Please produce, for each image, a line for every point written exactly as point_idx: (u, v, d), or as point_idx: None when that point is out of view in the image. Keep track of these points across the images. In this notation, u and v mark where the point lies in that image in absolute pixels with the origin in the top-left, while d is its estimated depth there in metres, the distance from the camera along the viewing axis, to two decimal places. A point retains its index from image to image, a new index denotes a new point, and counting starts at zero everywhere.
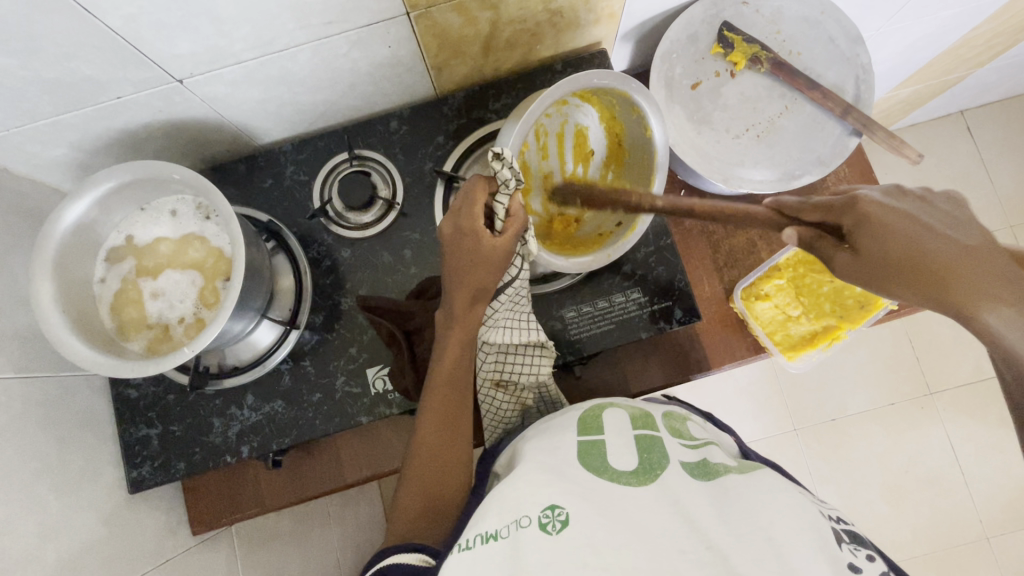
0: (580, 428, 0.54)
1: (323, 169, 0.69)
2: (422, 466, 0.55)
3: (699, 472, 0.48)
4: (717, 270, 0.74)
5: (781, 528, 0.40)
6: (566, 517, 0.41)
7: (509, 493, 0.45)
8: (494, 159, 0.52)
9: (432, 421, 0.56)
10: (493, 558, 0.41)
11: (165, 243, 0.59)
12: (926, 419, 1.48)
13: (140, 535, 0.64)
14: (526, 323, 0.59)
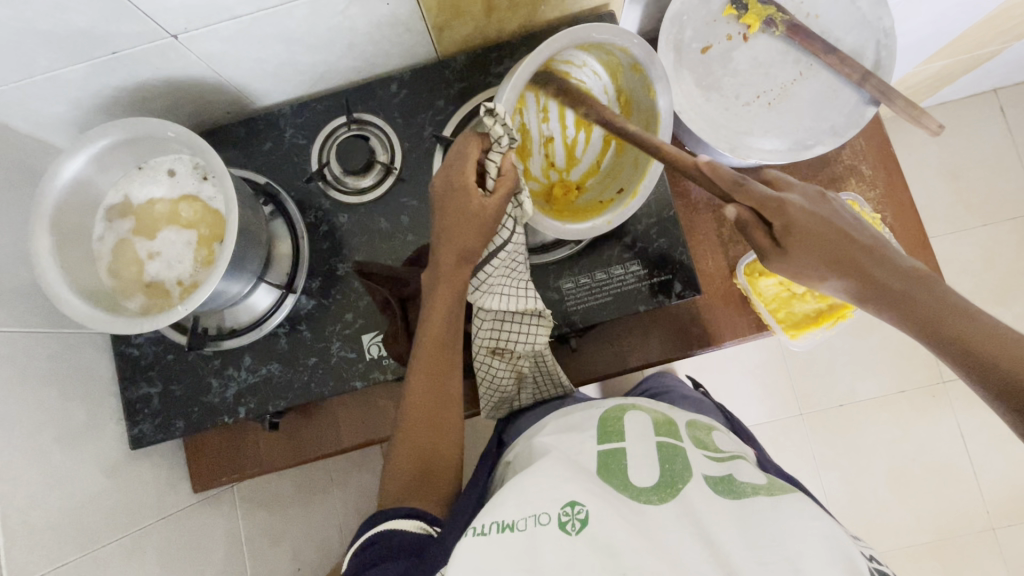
0: (601, 436, 0.57)
1: (322, 133, 0.68)
2: (415, 424, 0.57)
3: (722, 489, 0.48)
4: (722, 245, 0.71)
5: (809, 561, 0.39)
6: (585, 515, 0.44)
7: (530, 491, 0.48)
8: (485, 114, 0.51)
9: (422, 383, 0.57)
10: (508, 548, 0.43)
11: (162, 202, 0.58)
12: (937, 408, 1.45)
13: (141, 489, 0.66)
14: (524, 291, 0.58)
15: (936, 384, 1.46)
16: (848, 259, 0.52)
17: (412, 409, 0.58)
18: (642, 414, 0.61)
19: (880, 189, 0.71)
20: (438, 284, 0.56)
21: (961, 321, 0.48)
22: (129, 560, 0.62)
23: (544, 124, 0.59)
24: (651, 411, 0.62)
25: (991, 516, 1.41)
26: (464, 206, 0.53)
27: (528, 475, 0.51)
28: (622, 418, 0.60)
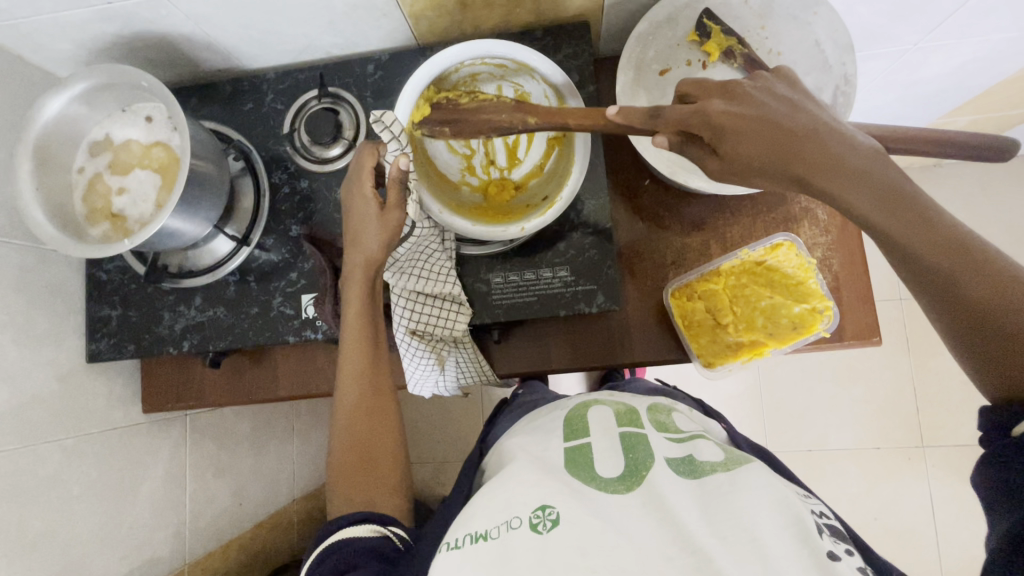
0: (568, 435, 0.55)
1: (299, 100, 0.73)
2: (353, 416, 0.61)
3: (684, 469, 0.48)
4: (664, 266, 0.72)
5: (764, 527, 0.39)
6: (556, 516, 0.42)
7: (500, 494, 0.46)
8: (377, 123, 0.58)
9: (352, 378, 0.62)
10: (480, 554, 0.41)
11: (136, 144, 0.64)
12: (910, 472, 1.41)
13: (90, 399, 0.73)
14: (440, 274, 0.65)
15: (914, 447, 1.42)
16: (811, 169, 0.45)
17: (346, 404, 0.62)
18: (606, 407, 0.59)
19: (833, 235, 0.70)
20: (350, 284, 0.62)
21: (948, 252, 0.43)
22: (66, 460, 0.69)
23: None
24: (612, 403, 0.60)
25: None
26: (367, 213, 0.59)
27: (494, 481, 0.50)
28: (587, 415, 0.58)
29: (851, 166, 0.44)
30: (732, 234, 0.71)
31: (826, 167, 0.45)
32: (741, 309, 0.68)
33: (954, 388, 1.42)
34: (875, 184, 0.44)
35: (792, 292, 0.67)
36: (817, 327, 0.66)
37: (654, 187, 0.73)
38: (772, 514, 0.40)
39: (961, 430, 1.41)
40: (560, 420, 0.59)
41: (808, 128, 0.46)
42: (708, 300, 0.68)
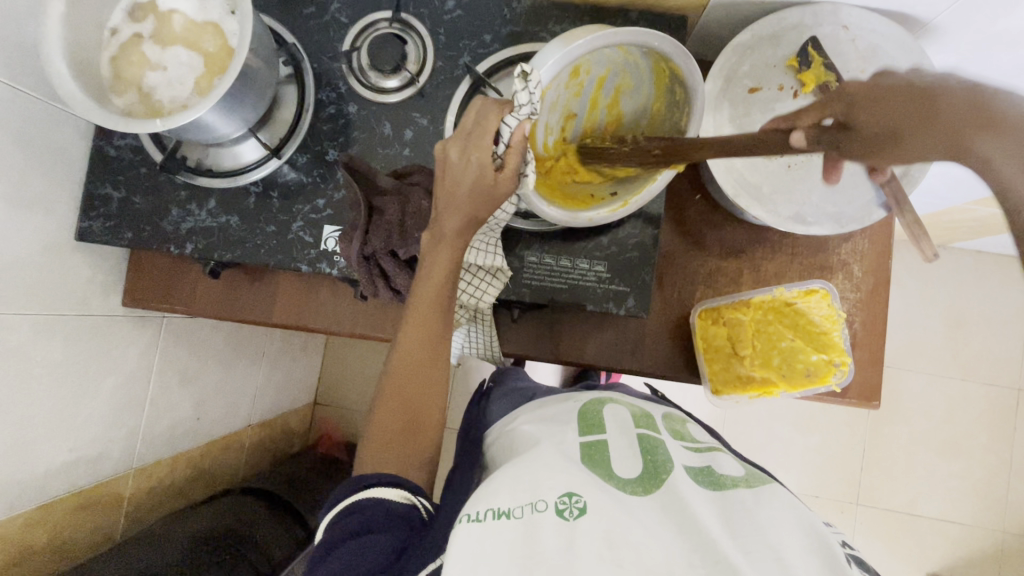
0: (582, 425, 0.54)
1: (365, 18, 0.67)
2: (403, 382, 0.56)
3: (704, 480, 0.48)
4: (693, 284, 0.71)
5: (791, 550, 0.39)
6: (584, 505, 0.42)
7: (525, 474, 0.45)
8: (517, 76, 0.48)
9: (413, 344, 0.57)
10: (505, 535, 0.41)
11: (182, 17, 0.58)
12: (840, 523, 1.48)
13: (70, 279, 0.68)
14: (490, 248, 0.61)
15: (850, 502, 1.49)
16: (953, 138, 0.39)
17: (398, 365, 0.57)
18: (621, 407, 0.58)
19: (862, 294, 0.71)
20: (436, 245, 0.55)
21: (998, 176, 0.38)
22: (35, 337, 0.64)
23: (573, 99, 0.59)
24: (628, 404, 0.59)
25: None
26: (487, 180, 0.52)
27: (514, 461, 0.49)
28: (603, 411, 0.56)
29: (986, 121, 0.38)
30: (765, 270, 0.71)
31: (965, 121, 0.39)
32: (760, 345, 0.68)
33: (898, 456, 1.50)
34: None
35: (813, 339, 0.68)
36: (829, 379, 0.67)
37: (703, 203, 0.71)
38: (798, 538, 0.40)
39: (894, 496, 1.49)
40: (575, 411, 0.57)
41: (974, 100, 0.39)
42: (732, 327, 0.67)
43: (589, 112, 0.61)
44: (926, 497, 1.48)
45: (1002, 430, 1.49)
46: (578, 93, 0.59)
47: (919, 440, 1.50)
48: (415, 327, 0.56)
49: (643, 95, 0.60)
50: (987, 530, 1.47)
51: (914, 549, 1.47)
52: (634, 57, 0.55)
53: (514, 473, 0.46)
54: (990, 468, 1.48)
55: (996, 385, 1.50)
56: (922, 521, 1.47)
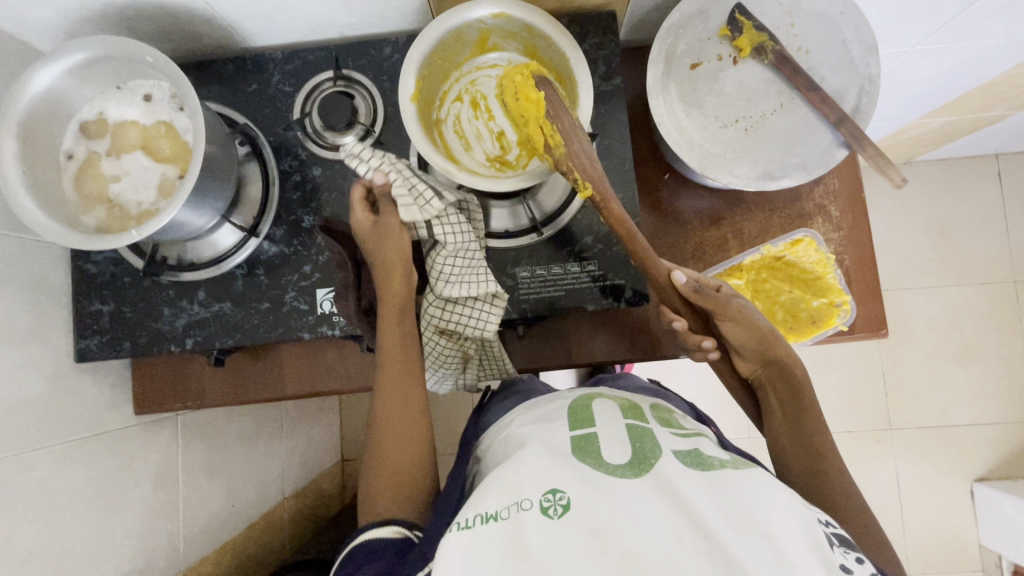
0: (571, 421, 0.55)
1: (308, 83, 0.69)
2: (383, 437, 0.58)
3: (691, 461, 0.48)
4: (683, 261, 0.73)
5: (780, 525, 0.40)
6: (567, 502, 0.42)
7: (511, 476, 0.46)
8: (349, 151, 0.60)
9: (383, 401, 0.59)
10: (495, 540, 0.41)
11: (134, 124, 0.59)
12: (878, 452, 1.50)
13: (78, 402, 0.68)
14: (479, 278, 0.61)
15: (883, 429, 1.51)
16: (763, 342, 0.63)
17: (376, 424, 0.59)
18: (608, 399, 0.60)
19: (844, 231, 0.72)
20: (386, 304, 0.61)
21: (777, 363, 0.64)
22: (56, 468, 0.64)
23: (490, 122, 0.63)
24: (615, 397, 0.61)
25: (909, 561, 1.47)
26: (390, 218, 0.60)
27: (502, 464, 0.49)
28: (591, 404, 0.58)
29: (758, 339, 0.63)
30: (750, 230, 0.73)
31: (769, 349, 0.63)
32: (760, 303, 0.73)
33: (918, 374, 1.52)
34: (770, 353, 0.63)
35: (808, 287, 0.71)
36: (835, 320, 0.70)
37: (672, 181, 0.73)
38: (785, 514, 0.41)
39: (923, 413, 1.51)
40: (560, 407, 0.59)
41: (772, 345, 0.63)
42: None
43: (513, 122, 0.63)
44: (954, 407, 1.50)
45: (1011, 325, 1.51)
46: (490, 115, 0.63)
47: (934, 352, 1.52)
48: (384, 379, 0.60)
49: None
50: (1018, 424, 1.49)
51: (953, 459, 1.49)
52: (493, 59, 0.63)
53: (501, 476, 0.47)
54: (1008, 364, 1.51)
55: (993, 283, 1.52)
56: (958, 431, 1.50)
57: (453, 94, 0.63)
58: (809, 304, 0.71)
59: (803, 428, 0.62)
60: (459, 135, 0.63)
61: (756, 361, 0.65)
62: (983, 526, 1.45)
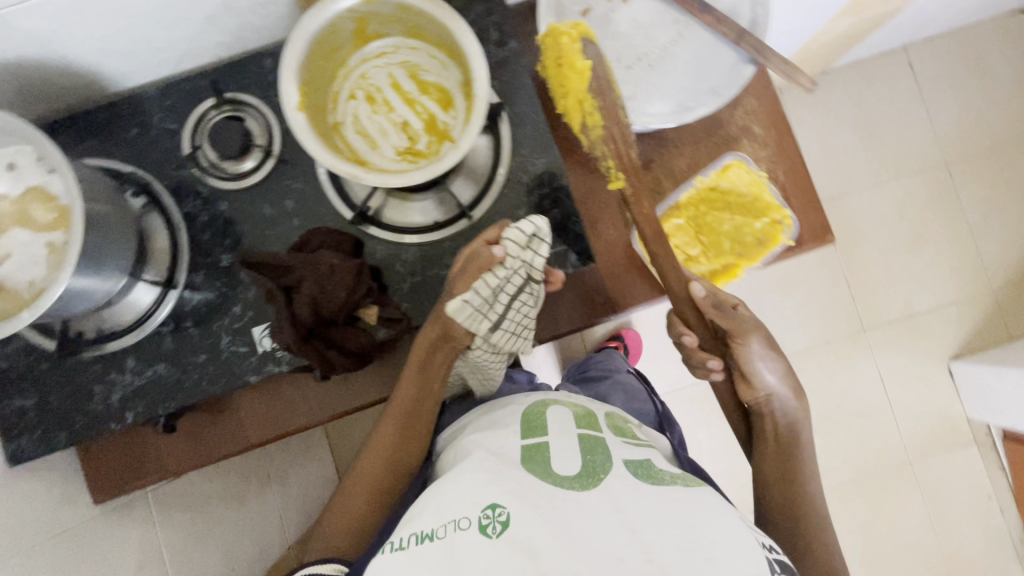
0: (524, 428, 0.56)
1: (191, 115, 0.64)
2: (361, 480, 0.60)
3: (641, 473, 0.51)
4: (624, 214, 0.70)
5: (721, 552, 0.43)
6: (505, 518, 0.45)
7: (449, 496, 0.49)
8: (529, 234, 0.58)
9: (381, 447, 0.61)
10: (427, 559, 0.45)
11: (4, 199, 0.53)
12: (858, 354, 1.55)
13: (25, 507, 0.63)
14: (521, 330, 0.62)
15: (857, 332, 1.55)
16: (783, 361, 0.66)
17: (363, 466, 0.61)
18: (563, 406, 0.60)
19: (772, 147, 0.72)
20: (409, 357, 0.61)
21: (793, 390, 0.65)
22: None
23: (392, 114, 0.60)
24: (570, 404, 0.61)
25: (908, 449, 1.52)
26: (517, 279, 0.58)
27: (445, 478, 0.53)
28: (545, 412, 0.58)
29: (778, 360, 0.65)
30: (681, 166, 0.72)
31: (789, 375, 0.65)
32: (706, 238, 0.73)
33: (878, 272, 1.56)
34: (794, 384, 0.65)
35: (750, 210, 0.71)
36: (781, 237, 0.70)
37: None
38: (730, 543, 0.44)
39: (890, 307, 1.56)
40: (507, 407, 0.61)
41: (786, 368, 0.66)
42: (672, 233, 0.71)
43: (415, 108, 0.60)
44: (917, 294, 1.56)
45: (952, 205, 1.57)
46: (390, 107, 0.60)
47: (888, 248, 1.57)
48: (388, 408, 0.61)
49: (430, 54, 0.59)
50: (978, 297, 1.55)
51: (927, 344, 1.55)
52: (378, 45, 0.59)
53: (444, 491, 0.50)
54: (957, 243, 1.56)
55: (927, 170, 1.57)
56: (925, 317, 1.55)
57: (345, 92, 0.59)
58: (754, 226, 0.71)
59: (786, 454, 0.65)
60: (362, 134, 0.59)
61: (765, 392, 0.65)
62: (967, 400, 1.51)
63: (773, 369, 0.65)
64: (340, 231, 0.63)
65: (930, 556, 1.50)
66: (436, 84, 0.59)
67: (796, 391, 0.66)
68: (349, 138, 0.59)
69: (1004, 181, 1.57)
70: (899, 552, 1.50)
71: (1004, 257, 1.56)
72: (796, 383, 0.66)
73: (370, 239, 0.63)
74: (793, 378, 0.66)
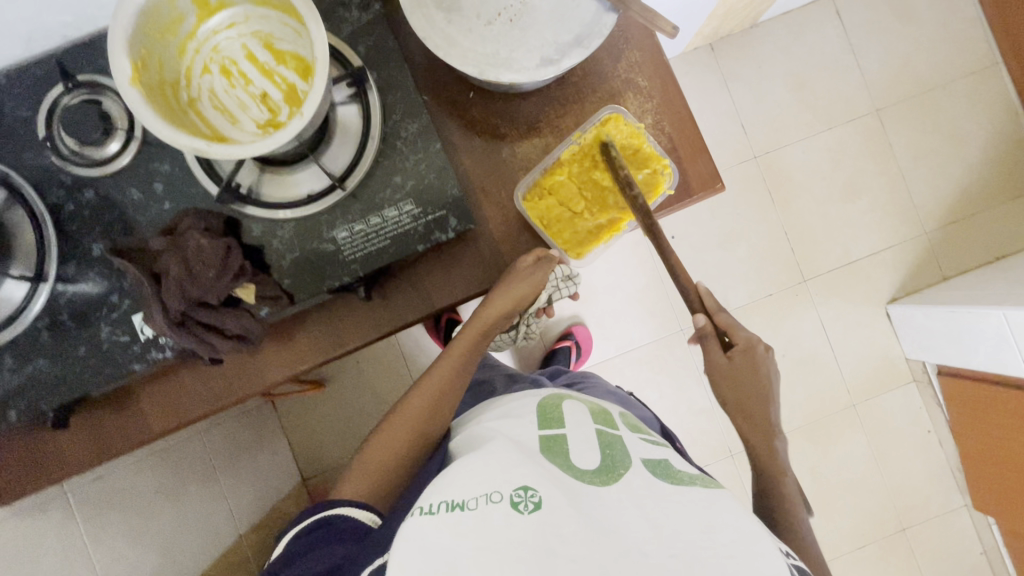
0: (542, 422, 0.66)
1: (45, 102, 0.62)
2: (389, 431, 0.77)
3: (659, 471, 0.58)
4: (514, 175, 0.71)
5: (737, 547, 0.48)
6: (538, 500, 0.52)
7: (488, 474, 0.56)
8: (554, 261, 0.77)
9: (416, 407, 0.78)
10: (458, 523, 0.52)
11: None
12: (800, 305, 1.58)
13: None
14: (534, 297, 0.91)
15: (798, 283, 1.58)
16: (752, 360, 0.78)
17: (395, 422, 0.77)
18: (580, 405, 0.71)
19: (657, 99, 0.72)
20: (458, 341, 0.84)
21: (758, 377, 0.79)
22: None
23: (250, 87, 0.58)
24: (585, 402, 0.73)
25: (852, 393, 1.57)
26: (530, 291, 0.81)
27: (476, 458, 0.60)
28: (561, 408, 0.69)
29: (761, 356, 0.79)
30: (568, 124, 0.72)
31: (760, 369, 0.79)
32: (591, 193, 0.74)
33: (816, 223, 1.59)
34: (763, 374, 0.79)
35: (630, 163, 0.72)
36: (663, 186, 0.72)
37: (479, 98, 0.71)
38: (745, 541, 0.49)
39: (829, 257, 1.58)
40: (533, 406, 0.71)
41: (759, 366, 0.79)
42: (555, 193, 0.72)
43: (274, 79, 0.58)
44: (854, 242, 1.59)
45: (884, 152, 1.59)
46: (248, 79, 0.58)
47: (824, 199, 1.59)
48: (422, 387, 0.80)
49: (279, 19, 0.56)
50: (912, 240, 1.59)
51: (865, 290, 1.58)
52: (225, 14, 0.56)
53: (475, 471, 0.57)
54: (889, 189, 1.59)
55: (858, 118, 1.59)
56: (863, 264, 1.58)
57: (198, 65, 0.57)
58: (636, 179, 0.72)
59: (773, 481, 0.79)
60: (220, 110, 0.58)
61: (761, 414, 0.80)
62: (904, 341, 1.56)
63: (736, 362, 0.78)
64: (212, 212, 0.61)
65: (876, 493, 1.56)
66: (291, 53, 0.57)
67: (763, 377, 0.79)
68: (207, 114, 0.57)
69: (933, 125, 1.59)
70: (847, 492, 1.56)
71: (935, 199, 1.59)
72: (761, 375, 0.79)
73: (245, 217, 0.62)
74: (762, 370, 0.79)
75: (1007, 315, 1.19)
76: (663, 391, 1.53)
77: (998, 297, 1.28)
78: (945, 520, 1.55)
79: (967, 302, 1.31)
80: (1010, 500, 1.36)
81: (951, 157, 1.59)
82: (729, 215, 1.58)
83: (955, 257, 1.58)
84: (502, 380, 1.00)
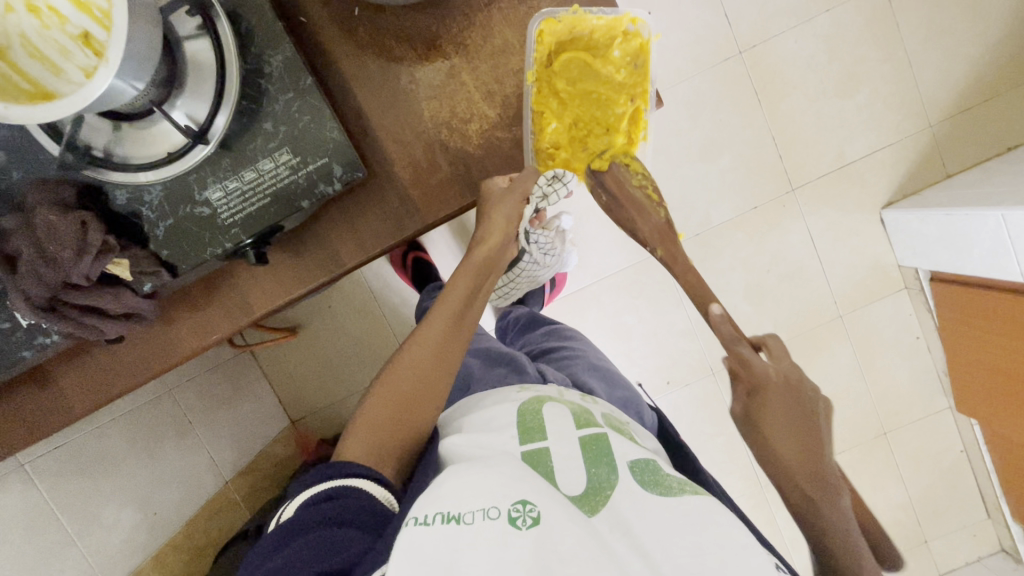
0: (525, 435, 0.59)
1: None
2: (393, 385, 0.67)
3: (649, 482, 0.53)
4: (417, 107, 0.62)
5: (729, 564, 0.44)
6: (537, 515, 0.44)
7: (481, 483, 0.47)
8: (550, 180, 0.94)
9: (423, 360, 0.68)
10: (452, 539, 0.42)
11: None
12: (788, 217, 1.48)
13: None
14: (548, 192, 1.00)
15: (786, 194, 1.47)
16: (784, 404, 0.62)
17: (399, 371, 0.67)
18: (561, 407, 0.65)
19: None
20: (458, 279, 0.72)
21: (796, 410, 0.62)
22: None
23: (65, 26, 0.49)
24: (567, 402, 0.66)
25: (839, 304, 1.52)
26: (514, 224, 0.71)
27: (459, 467, 0.51)
28: (543, 414, 0.62)
29: (792, 401, 0.62)
30: (474, 40, 0.61)
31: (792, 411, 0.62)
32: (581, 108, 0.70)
33: (807, 124, 1.44)
34: (798, 414, 0.62)
35: (592, 47, 0.67)
36: (646, 42, 0.67)
37: (367, 14, 0.60)
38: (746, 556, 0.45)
39: (820, 162, 1.46)
40: (515, 414, 0.63)
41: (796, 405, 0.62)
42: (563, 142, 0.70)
43: (92, 13, 0.49)
44: (849, 142, 1.45)
45: (888, 34, 1.40)
46: (60, 16, 0.49)
47: (818, 96, 1.43)
48: (422, 332, 0.70)
49: None
50: (914, 136, 1.44)
51: (858, 195, 1.47)
52: None
53: (460, 480, 0.48)
54: (893, 78, 1.42)
55: None
56: (858, 166, 1.46)
57: None
58: (612, 60, 0.68)
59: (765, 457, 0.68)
60: (38, 59, 0.49)
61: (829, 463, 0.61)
62: (898, 247, 1.47)
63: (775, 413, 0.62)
64: (62, 180, 0.54)
65: (859, 400, 1.55)
66: None
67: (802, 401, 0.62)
68: (22, 65, 0.49)
69: None
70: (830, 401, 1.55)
71: (944, 86, 1.42)
72: (801, 417, 0.61)
73: (106, 183, 0.55)
74: (801, 404, 0.62)
75: (1005, 216, 1.10)
76: (642, 316, 1.48)
77: (999, 195, 1.17)
78: (929, 422, 1.56)
79: (963, 203, 1.21)
80: (993, 400, 1.35)
81: (966, 33, 1.39)
82: (711, 122, 1.44)
83: (962, 152, 1.44)
84: (480, 359, 0.87)
